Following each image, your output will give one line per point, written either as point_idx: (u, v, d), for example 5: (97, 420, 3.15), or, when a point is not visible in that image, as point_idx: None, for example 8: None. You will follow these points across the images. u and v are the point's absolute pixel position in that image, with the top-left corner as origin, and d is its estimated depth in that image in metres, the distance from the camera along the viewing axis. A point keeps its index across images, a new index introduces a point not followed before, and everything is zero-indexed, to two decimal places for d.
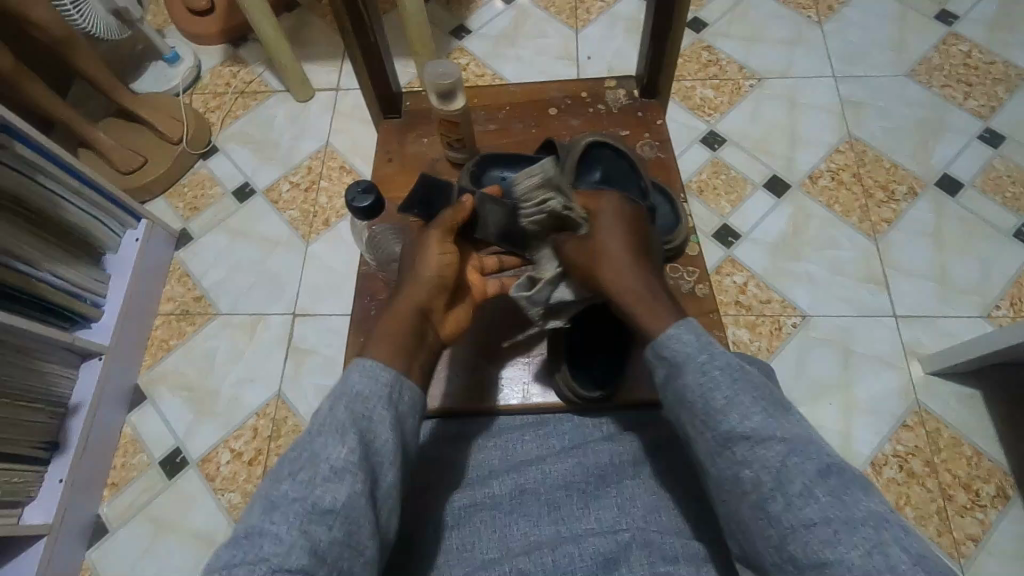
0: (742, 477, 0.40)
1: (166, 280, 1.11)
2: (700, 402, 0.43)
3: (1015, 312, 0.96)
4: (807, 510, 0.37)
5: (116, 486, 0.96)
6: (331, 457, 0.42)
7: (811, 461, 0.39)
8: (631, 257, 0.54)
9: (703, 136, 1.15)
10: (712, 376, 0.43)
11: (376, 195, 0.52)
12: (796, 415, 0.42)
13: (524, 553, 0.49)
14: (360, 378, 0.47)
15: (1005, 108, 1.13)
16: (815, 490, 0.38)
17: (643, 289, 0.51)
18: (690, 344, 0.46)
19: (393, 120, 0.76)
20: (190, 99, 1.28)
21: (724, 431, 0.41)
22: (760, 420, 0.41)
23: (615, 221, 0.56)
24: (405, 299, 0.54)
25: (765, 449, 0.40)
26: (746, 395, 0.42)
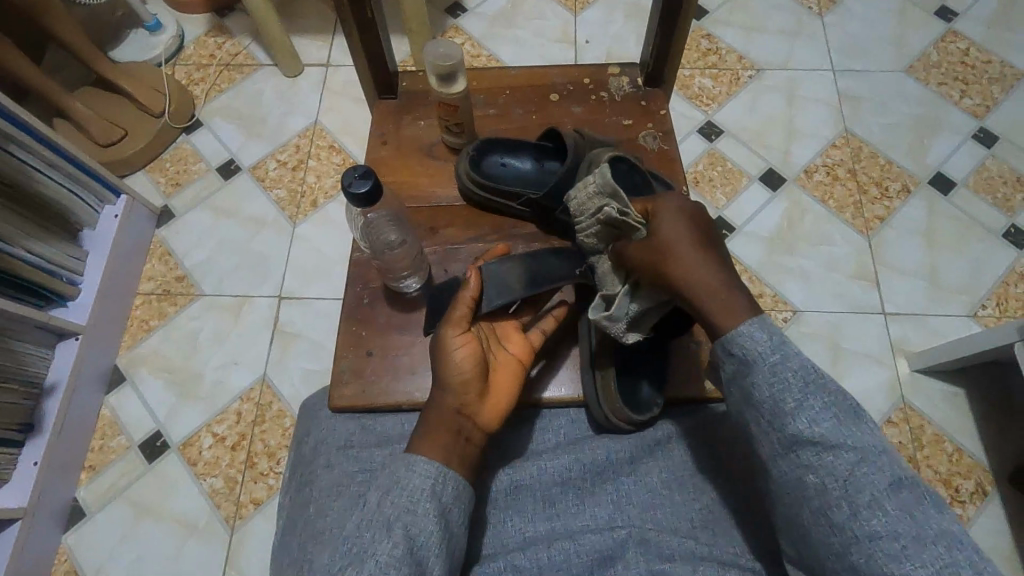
0: (806, 481, 0.41)
1: (146, 258, 1.07)
2: (769, 404, 0.43)
3: (1001, 312, 0.98)
4: (872, 523, 0.38)
5: (94, 469, 0.93)
6: (378, 554, 0.43)
7: (881, 474, 0.39)
8: (701, 251, 0.49)
9: (701, 127, 1.14)
10: (784, 377, 0.42)
11: (375, 181, 0.50)
12: (867, 422, 0.41)
13: (519, 550, 0.51)
14: (405, 474, 0.48)
15: (999, 108, 1.13)
16: (884, 503, 0.38)
17: (717, 285, 0.47)
18: (764, 342, 0.44)
19: (389, 101, 0.73)
20: (173, 70, 1.23)
21: (793, 434, 0.41)
22: (830, 427, 0.41)
23: (676, 216, 0.51)
24: (437, 407, 0.52)
25: (832, 457, 0.40)
26: (817, 401, 0.41)
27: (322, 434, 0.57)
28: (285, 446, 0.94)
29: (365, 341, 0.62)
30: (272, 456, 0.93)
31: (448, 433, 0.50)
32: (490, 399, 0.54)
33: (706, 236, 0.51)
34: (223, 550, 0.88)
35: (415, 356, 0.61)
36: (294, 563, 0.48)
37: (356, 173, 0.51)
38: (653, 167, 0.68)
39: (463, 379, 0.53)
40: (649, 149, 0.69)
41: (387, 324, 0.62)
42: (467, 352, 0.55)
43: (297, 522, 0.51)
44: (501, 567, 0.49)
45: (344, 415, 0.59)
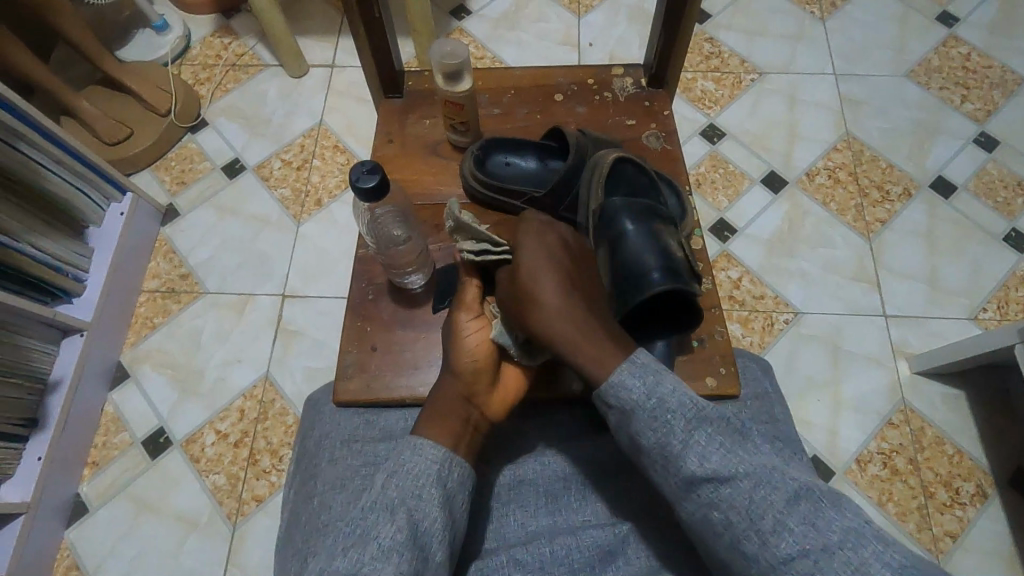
0: (711, 518, 0.42)
1: (151, 256, 1.08)
2: (658, 449, 0.44)
3: (1001, 316, 0.98)
4: (782, 546, 0.40)
5: (97, 465, 0.94)
6: (381, 537, 0.43)
7: (778, 491, 0.41)
8: (565, 294, 0.52)
9: (703, 129, 1.15)
10: (669, 418, 0.44)
11: (382, 176, 0.51)
12: (754, 442, 0.44)
13: (523, 544, 0.51)
14: (411, 458, 0.48)
15: (1000, 113, 1.14)
16: (787, 522, 0.40)
17: (574, 325, 0.50)
18: (639, 387, 0.46)
19: (394, 100, 0.74)
20: (179, 70, 1.24)
21: (688, 476, 0.43)
22: (719, 461, 0.43)
23: (541, 254, 0.54)
24: (444, 393, 0.53)
25: (729, 488, 0.42)
26: (702, 436, 0.43)
27: (326, 428, 0.58)
28: (287, 444, 0.94)
29: (370, 336, 0.62)
30: (274, 454, 0.94)
31: (457, 420, 0.51)
32: (499, 391, 0.55)
33: (575, 276, 0.54)
34: (225, 546, 0.89)
35: (419, 351, 0.61)
36: (298, 553, 0.48)
37: (365, 168, 0.51)
38: (656, 166, 0.69)
39: (475, 364, 0.54)
40: (652, 149, 0.70)
41: (391, 320, 0.63)
42: (480, 336, 0.56)
43: (302, 514, 0.52)
44: (505, 561, 0.49)
45: (348, 409, 0.59)
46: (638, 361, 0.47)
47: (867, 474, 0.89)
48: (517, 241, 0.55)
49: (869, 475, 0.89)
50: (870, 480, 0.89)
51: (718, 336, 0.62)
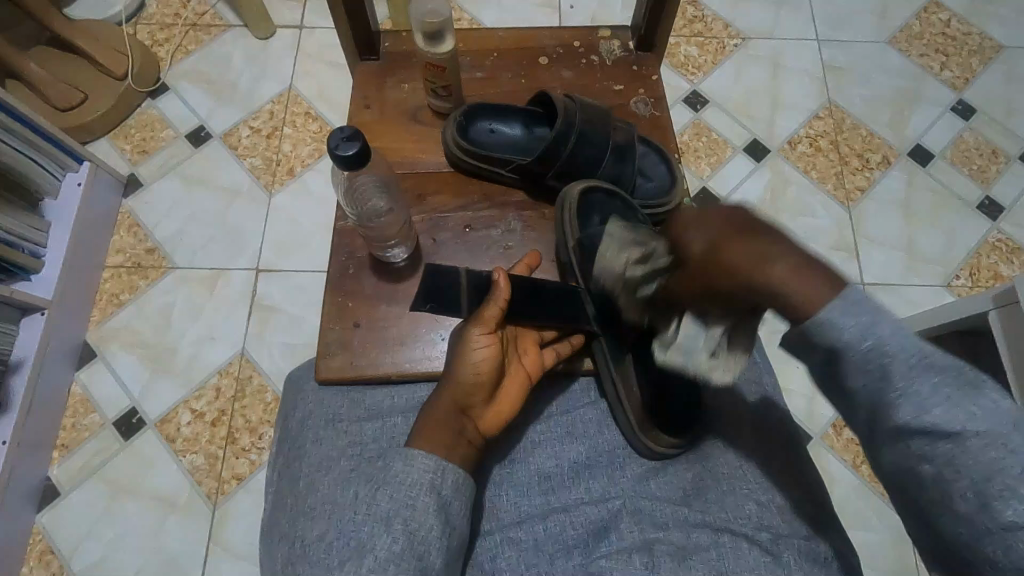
0: (920, 472, 0.36)
1: (114, 230, 1.02)
2: (872, 396, 0.36)
3: (973, 282, 1.00)
4: (1007, 515, 0.34)
5: (67, 448, 0.91)
6: (377, 549, 0.43)
7: (1012, 457, 0.34)
8: (749, 235, 0.40)
9: (686, 97, 1.13)
10: (884, 363, 0.35)
11: (362, 143, 0.48)
12: (990, 397, 0.35)
13: (515, 523, 0.52)
14: (402, 468, 0.48)
15: (977, 80, 1.15)
16: (1018, 489, 0.34)
17: (785, 274, 0.38)
18: (853, 326, 0.36)
19: (370, 63, 0.70)
20: (135, 30, 1.16)
21: (897, 426, 0.36)
22: (944, 413, 0.35)
23: (697, 227, 0.43)
24: (439, 404, 0.52)
25: (953, 444, 0.35)
26: (926, 385, 0.35)
27: (309, 408, 0.56)
28: (267, 422, 0.92)
29: (352, 312, 0.60)
30: (254, 432, 0.92)
31: (447, 430, 0.50)
32: (497, 404, 0.53)
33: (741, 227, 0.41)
34: (205, 525, 0.87)
35: (404, 327, 0.60)
36: (285, 540, 0.47)
37: (344, 134, 0.48)
38: (645, 133, 0.68)
39: (477, 377, 0.52)
40: (640, 116, 0.68)
41: (374, 294, 0.61)
42: (485, 351, 0.53)
43: (286, 497, 0.51)
44: (498, 541, 0.51)
45: (331, 388, 0.57)
46: (849, 296, 0.36)
47: (843, 438, 0.91)
48: (676, 226, 0.45)
49: (845, 439, 0.91)
50: (847, 443, 0.91)
51: None
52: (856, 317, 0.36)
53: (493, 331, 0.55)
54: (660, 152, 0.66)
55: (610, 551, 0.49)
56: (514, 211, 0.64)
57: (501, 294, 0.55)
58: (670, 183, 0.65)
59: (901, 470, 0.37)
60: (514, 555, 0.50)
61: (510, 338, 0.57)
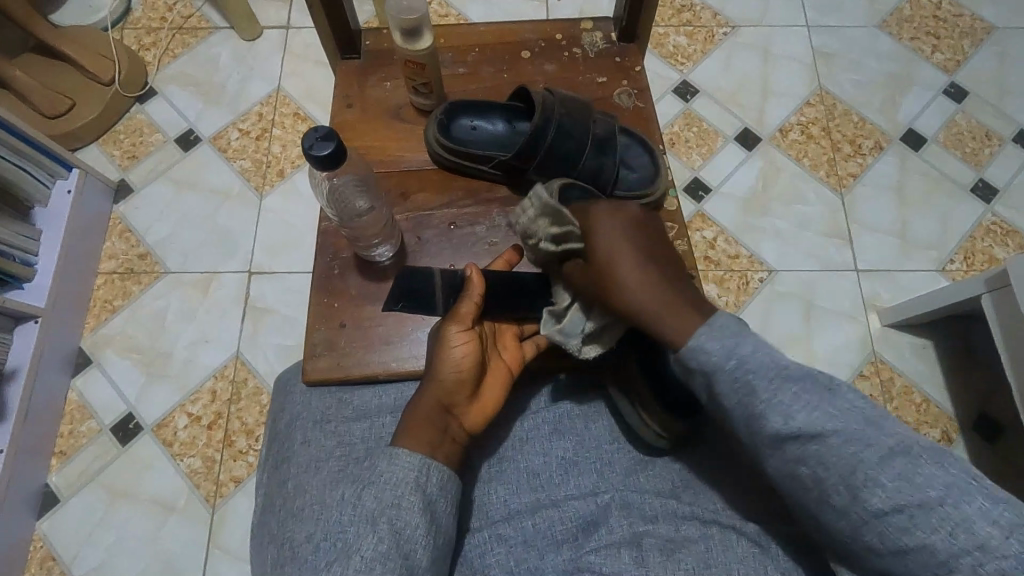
0: (801, 474, 0.41)
1: (106, 236, 1.02)
2: (741, 409, 0.43)
3: (967, 266, 1.00)
4: (875, 501, 0.39)
5: (65, 454, 0.91)
6: (363, 549, 0.43)
7: (872, 448, 0.39)
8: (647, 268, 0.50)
9: (676, 87, 1.12)
10: (747, 379, 0.42)
11: (338, 143, 0.48)
12: (844, 398, 0.41)
13: (505, 520, 0.52)
14: (386, 467, 0.48)
15: (969, 62, 1.14)
16: (880, 478, 0.39)
17: (653, 300, 0.48)
18: (717, 349, 0.43)
19: (351, 62, 0.69)
20: (121, 35, 1.16)
21: (773, 434, 0.41)
22: (805, 419, 0.41)
23: (617, 228, 0.52)
24: (422, 403, 0.52)
25: (818, 446, 0.40)
26: (786, 395, 0.41)
27: (297, 410, 0.56)
28: (263, 424, 0.93)
29: (338, 313, 0.60)
30: (250, 434, 0.92)
31: (432, 428, 0.50)
32: (479, 401, 0.53)
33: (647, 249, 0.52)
34: (204, 528, 0.87)
35: (391, 326, 0.59)
36: (274, 542, 0.48)
37: (319, 134, 0.48)
38: (628, 124, 0.67)
39: (458, 375, 0.53)
40: (624, 108, 0.68)
41: (360, 294, 0.60)
42: (463, 349, 0.54)
43: (275, 499, 0.51)
44: (486, 538, 0.51)
45: (318, 389, 0.57)
46: (718, 323, 0.45)
47: None
48: (592, 220, 0.53)
49: None
50: None
51: None
52: (719, 340, 0.44)
53: (471, 328, 0.55)
54: (644, 144, 0.66)
55: (598, 546, 0.49)
56: (498, 207, 0.64)
57: (476, 290, 0.56)
58: (654, 174, 0.65)
59: (788, 474, 0.42)
60: (502, 552, 0.51)
61: (490, 335, 0.58)
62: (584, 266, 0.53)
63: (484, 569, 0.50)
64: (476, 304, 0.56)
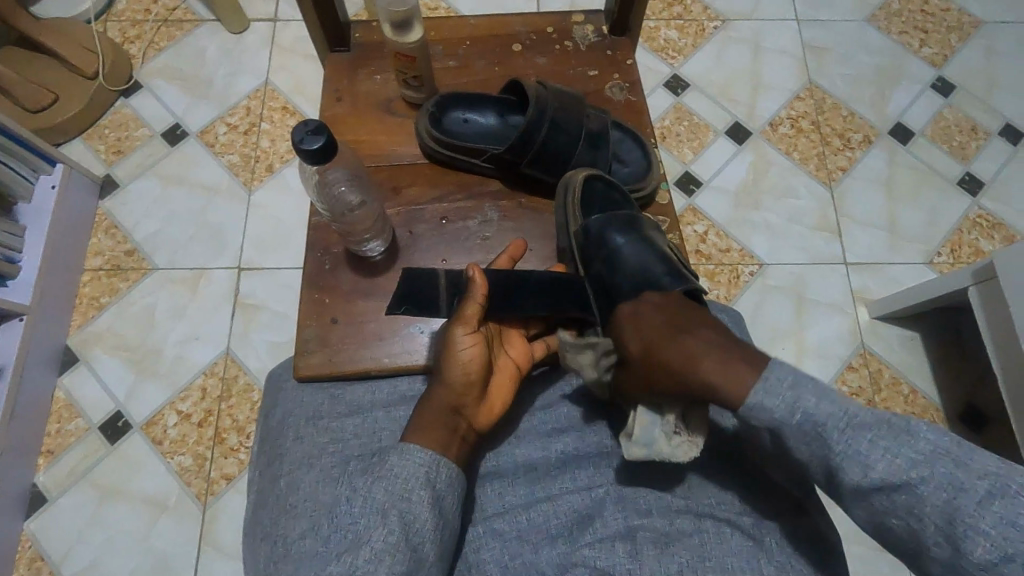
0: (890, 523, 0.41)
1: (92, 232, 1.01)
2: (825, 462, 0.42)
3: (954, 259, 1.01)
4: (979, 552, 0.38)
5: (53, 453, 0.90)
6: (372, 540, 0.43)
7: (968, 495, 0.39)
8: (671, 334, 0.49)
9: (667, 81, 1.12)
10: (817, 428, 0.42)
11: (328, 136, 0.47)
12: (923, 438, 0.41)
13: (500, 514, 0.52)
14: (398, 462, 0.47)
15: (956, 57, 1.15)
16: (981, 524, 0.38)
17: (706, 365, 0.46)
18: (779, 404, 0.43)
19: (341, 55, 0.69)
20: (105, 28, 1.14)
21: (852, 487, 0.42)
22: (885, 468, 0.40)
23: (648, 316, 0.52)
24: (433, 405, 0.52)
25: (905, 495, 0.40)
26: (864, 444, 0.41)
27: (289, 405, 0.56)
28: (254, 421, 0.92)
29: (330, 308, 0.59)
30: (241, 431, 0.91)
31: (444, 429, 0.50)
32: (489, 401, 0.53)
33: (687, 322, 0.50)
34: (196, 526, 0.87)
35: (383, 321, 0.59)
36: (266, 538, 0.48)
37: (308, 128, 0.47)
38: (620, 118, 0.67)
39: (466, 378, 0.53)
40: (615, 101, 0.68)
41: (352, 290, 0.60)
42: (471, 351, 0.53)
43: (269, 494, 0.50)
44: (482, 533, 0.52)
45: (310, 384, 0.57)
46: (772, 378, 0.44)
47: None
48: (620, 322, 0.54)
49: None
50: None
51: None
52: (777, 396, 0.43)
53: (477, 331, 0.54)
54: (637, 138, 0.66)
55: (593, 541, 0.50)
56: (490, 201, 0.63)
57: (482, 294, 0.54)
58: (647, 168, 0.65)
59: (874, 521, 0.42)
60: (498, 547, 0.51)
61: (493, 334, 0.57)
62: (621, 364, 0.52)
63: (480, 564, 0.50)
64: (481, 308, 0.54)
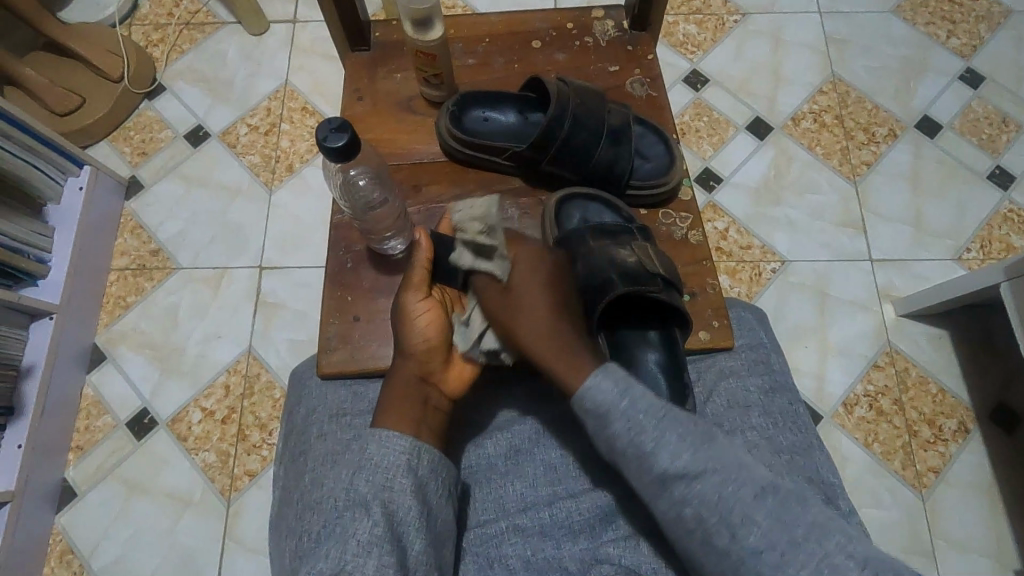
0: (684, 514, 0.44)
1: (117, 233, 1.03)
2: (632, 445, 0.45)
3: (984, 255, 0.98)
4: (751, 540, 0.42)
5: (82, 449, 0.92)
6: (358, 532, 0.44)
7: (747, 487, 0.43)
8: (548, 293, 0.53)
9: (686, 76, 1.11)
10: (638, 418, 0.45)
11: (352, 134, 0.47)
12: (719, 440, 0.45)
13: (521, 511, 0.52)
14: (377, 452, 0.48)
15: (986, 47, 1.12)
16: (756, 516, 0.42)
17: (558, 341, 0.50)
18: (612, 389, 0.47)
19: (361, 54, 0.69)
20: (128, 32, 1.16)
21: (660, 472, 0.44)
22: (689, 457, 0.44)
23: (533, 268, 0.54)
24: (398, 377, 0.53)
25: (700, 484, 0.43)
26: (672, 433, 0.45)
27: (312, 404, 0.56)
28: (276, 418, 0.93)
29: (351, 306, 0.60)
30: (263, 428, 0.92)
31: (412, 402, 0.52)
32: (453, 368, 0.55)
33: (559, 292, 0.54)
34: (220, 522, 0.88)
35: None
36: (292, 534, 0.48)
37: (332, 125, 0.47)
38: (641, 114, 0.67)
39: (426, 345, 0.54)
40: (636, 97, 0.67)
41: (373, 288, 0.60)
42: (426, 316, 0.55)
43: (292, 493, 0.51)
44: (503, 529, 0.52)
45: (333, 381, 0.58)
46: (610, 367, 0.48)
47: (854, 417, 0.90)
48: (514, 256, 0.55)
49: (855, 418, 0.90)
50: (857, 422, 0.90)
51: (710, 289, 0.61)
52: (614, 380, 0.47)
53: (428, 294, 0.56)
54: (658, 133, 0.65)
55: (616, 538, 0.51)
56: (510, 199, 0.63)
57: (425, 256, 0.56)
58: (669, 164, 0.64)
59: (672, 516, 0.44)
60: (519, 543, 0.51)
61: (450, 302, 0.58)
62: (500, 287, 0.54)
63: (502, 558, 0.50)
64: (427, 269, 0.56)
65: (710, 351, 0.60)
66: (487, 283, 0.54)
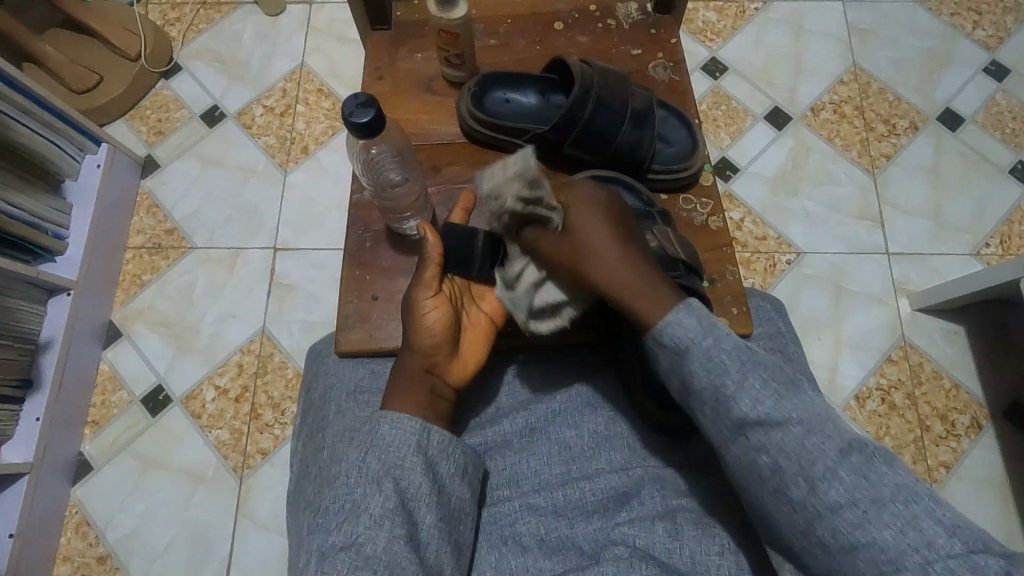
0: (759, 462, 0.43)
1: (134, 211, 1.03)
2: (711, 389, 0.44)
3: (1004, 250, 0.97)
4: (831, 494, 0.40)
5: (98, 423, 0.93)
6: (370, 507, 0.45)
7: (831, 442, 0.41)
8: (615, 231, 0.51)
9: (705, 64, 1.10)
10: (720, 359, 0.44)
11: (377, 110, 0.47)
12: (804, 392, 0.44)
13: (535, 491, 0.53)
14: (388, 430, 0.49)
15: (1013, 39, 1.10)
16: (839, 471, 0.40)
17: (637, 276, 0.49)
18: (694, 326, 0.46)
19: (382, 34, 0.69)
20: (145, 10, 1.16)
21: (738, 418, 0.43)
22: (771, 404, 0.43)
23: (591, 206, 0.52)
24: (406, 366, 0.53)
25: (781, 433, 0.42)
26: (757, 378, 0.44)
27: (329, 381, 0.57)
28: (289, 398, 0.94)
29: (370, 286, 0.60)
30: (276, 408, 0.93)
31: (420, 390, 0.52)
32: (459, 359, 0.55)
33: (622, 225, 0.52)
34: (234, 498, 0.89)
35: None
36: (308, 507, 0.49)
37: (358, 101, 0.47)
38: (664, 98, 0.66)
39: (433, 341, 0.53)
40: (658, 81, 0.67)
41: (391, 267, 0.61)
42: (436, 313, 0.54)
43: (310, 467, 0.52)
44: (516, 507, 0.53)
45: (350, 360, 0.58)
46: (693, 304, 0.47)
47: (866, 410, 0.90)
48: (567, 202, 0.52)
49: (867, 411, 0.90)
50: (869, 415, 0.90)
51: (728, 276, 0.61)
52: (696, 316, 0.46)
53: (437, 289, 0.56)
54: (681, 117, 0.65)
55: (630, 519, 0.51)
56: None
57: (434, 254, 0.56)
58: (691, 148, 0.64)
59: (745, 463, 0.43)
60: (533, 520, 0.52)
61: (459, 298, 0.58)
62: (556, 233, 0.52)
63: (516, 536, 0.51)
64: (435, 266, 0.56)
65: (727, 339, 0.59)
66: (543, 235, 0.52)
